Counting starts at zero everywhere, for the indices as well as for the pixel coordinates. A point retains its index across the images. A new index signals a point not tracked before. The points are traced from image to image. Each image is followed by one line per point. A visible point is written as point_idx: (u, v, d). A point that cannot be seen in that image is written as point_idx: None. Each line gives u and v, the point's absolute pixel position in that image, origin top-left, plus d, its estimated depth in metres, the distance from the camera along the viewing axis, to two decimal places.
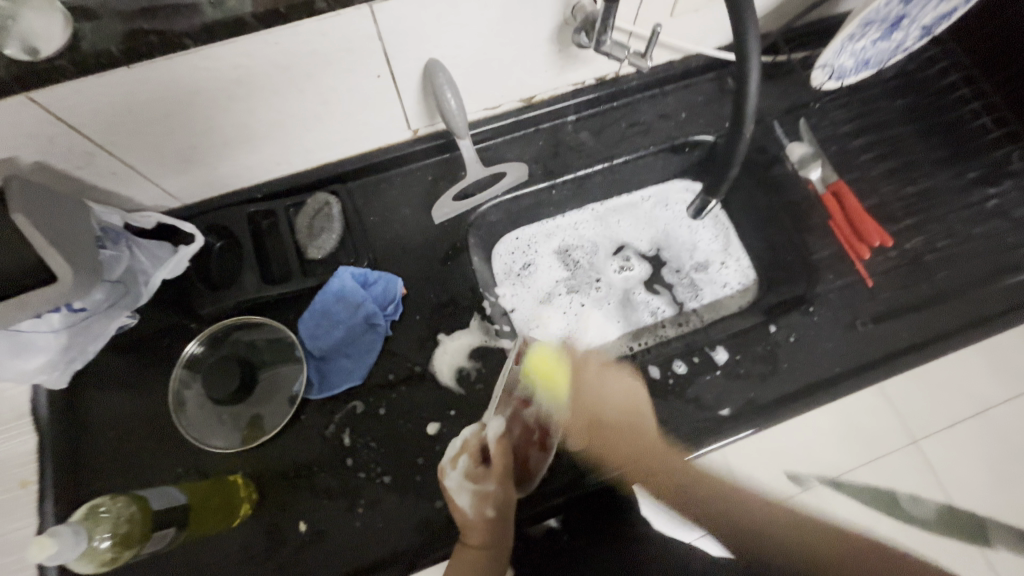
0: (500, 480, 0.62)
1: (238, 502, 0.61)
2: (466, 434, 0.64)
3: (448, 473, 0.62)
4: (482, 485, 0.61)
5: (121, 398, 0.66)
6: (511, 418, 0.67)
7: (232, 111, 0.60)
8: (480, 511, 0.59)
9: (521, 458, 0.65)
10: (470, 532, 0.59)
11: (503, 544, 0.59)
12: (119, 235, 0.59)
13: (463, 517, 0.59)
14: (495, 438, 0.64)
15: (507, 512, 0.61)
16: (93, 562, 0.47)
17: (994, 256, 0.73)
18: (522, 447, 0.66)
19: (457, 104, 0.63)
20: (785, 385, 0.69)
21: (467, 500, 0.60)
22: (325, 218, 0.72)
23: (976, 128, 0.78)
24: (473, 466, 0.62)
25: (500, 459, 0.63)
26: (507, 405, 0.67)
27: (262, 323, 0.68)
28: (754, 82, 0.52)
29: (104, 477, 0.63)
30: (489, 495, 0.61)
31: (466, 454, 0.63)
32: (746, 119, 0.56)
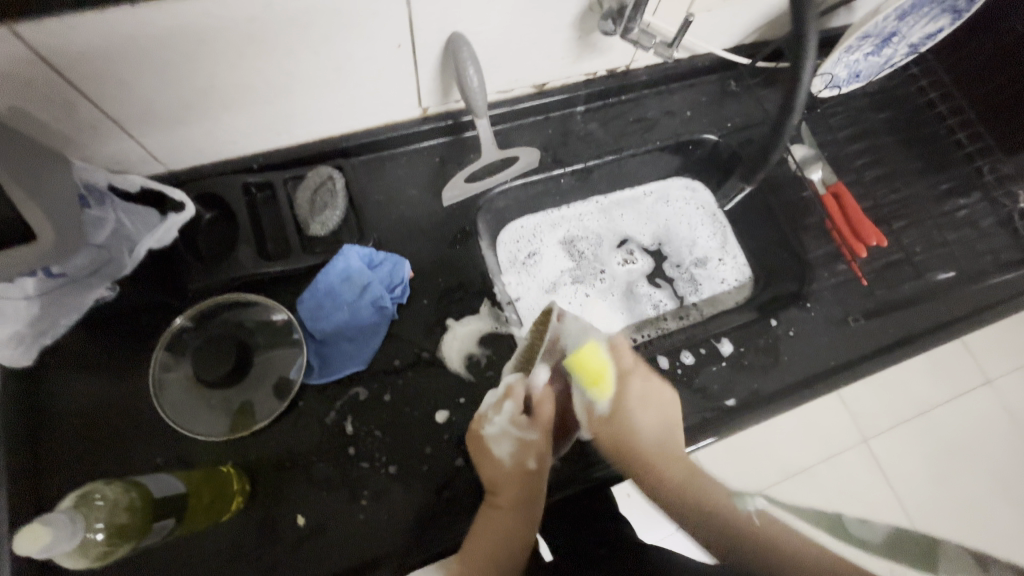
0: (544, 432, 0.58)
1: (230, 496, 0.56)
2: (510, 380, 0.61)
3: (490, 419, 0.58)
4: (525, 435, 0.57)
5: (92, 381, 0.59)
6: (555, 370, 0.62)
7: (239, 69, 0.55)
8: (520, 462, 0.55)
9: (560, 414, 0.62)
10: (504, 486, 0.54)
11: (535, 505, 0.54)
12: (104, 195, 0.54)
13: (500, 467, 0.55)
14: (541, 388, 0.60)
15: (546, 469, 0.56)
16: (84, 559, 0.41)
17: (968, 261, 0.78)
18: (564, 402, 0.62)
19: (478, 81, 0.61)
20: (785, 377, 0.71)
21: (506, 449, 0.56)
22: (328, 193, 0.67)
23: (951, 143, 0.84)
24: (516, 413, 0.58)
25: (547, 409, 0.58)
26: (553, 354, 0.62)
27: (257, 304, 0.63)
28: (810, 72, 0.56)
29: (72, 466, 0.56)
30: (531, 446, 0.57)
31: (510, 399, 0.59)
32: (798, 105, 0.59)
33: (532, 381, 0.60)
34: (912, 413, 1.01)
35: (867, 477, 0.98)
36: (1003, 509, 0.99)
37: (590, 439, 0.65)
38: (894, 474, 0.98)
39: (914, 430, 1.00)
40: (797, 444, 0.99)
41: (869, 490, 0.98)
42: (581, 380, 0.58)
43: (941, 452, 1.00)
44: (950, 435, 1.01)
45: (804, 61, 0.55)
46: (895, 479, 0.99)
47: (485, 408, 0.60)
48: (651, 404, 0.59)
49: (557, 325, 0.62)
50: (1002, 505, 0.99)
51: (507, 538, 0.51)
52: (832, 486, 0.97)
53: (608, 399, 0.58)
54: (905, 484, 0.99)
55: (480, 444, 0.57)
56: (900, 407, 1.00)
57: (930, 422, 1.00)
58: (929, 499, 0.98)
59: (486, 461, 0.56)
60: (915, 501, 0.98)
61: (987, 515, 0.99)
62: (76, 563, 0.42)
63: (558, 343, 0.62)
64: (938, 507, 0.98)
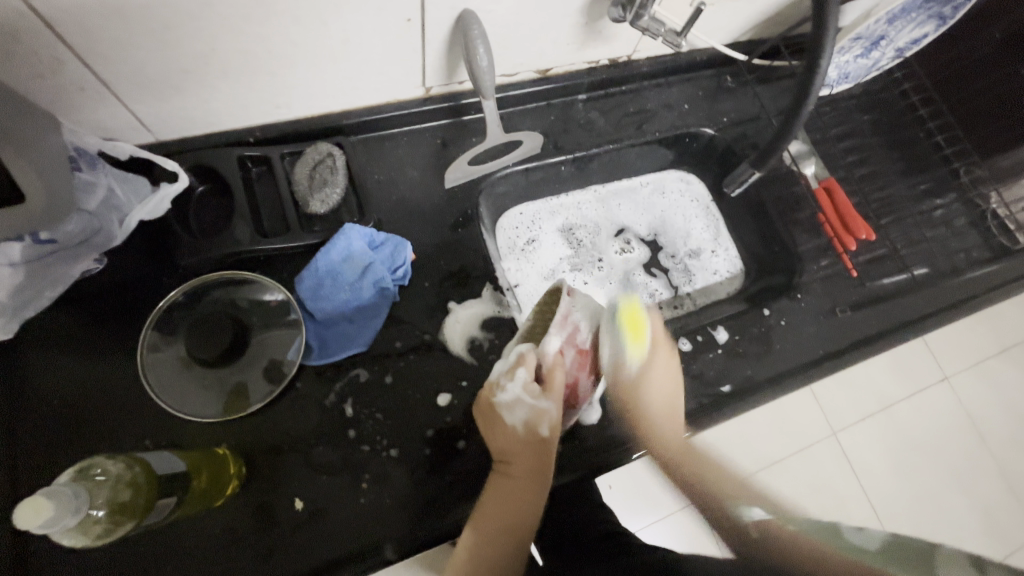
0: (558, 400, 0.56)
1: (226, 480, 0.53)
2: (523, 349, 0.59)
3: (502, 387, 0.57)
4: (538, 403, 0.56)
5: (74, 360, 0.56)
6: (567, 340, 0.61)
7: (241, 35, 0.53)
8: (532, 431, 0.55)
9: (572, 383, 0.61)
10: (516, 456, 0.54)
11: (547, 474, 0.55)
12: (94, 159, 0.51)
13: (512, 436, 0.55)
14: (552, 356, 0.59)
15: (558, 437, 0.56)
16: (84, 536, 0.39)
17: (945, 257, 0.82)
18: (575, 371, 0.61)
19: (487, 62, 0.59)
20: (777, 365, 0.73)
21: (519, 416, 0.55)
22: (326, 170, 0.65)
23: (930, 145, 0.87)
24: (530, 381, 0.56)
25: (558, 376, 0.57)
26: (564, 325, 0.62)
27: (252, 282, 0.60)
28: (827, 64, 0.58)
29: (54, 448, 0.53)
30: (545, 414, 0.56)
31: (523, 366, 0.57)
32: (810, 97, 0.61)
33: (544, 349, 0.59)
34: (877, 406, 1.06)
35: (837, 467, 1.02)
36: (956, 498, 1.05)
37: (592, 424, 0.65)
38: (860, 464, 1.03)
39: (878, 423, 1.05)
40: (771, 435, 1.03)
41: (840, 480, 1.02)
42: (622, 332, 0.62)
43: (903, 445, 1.05)
44: (911, 429, 1.06)
45: (823, 55, 0.58)
46: (862, 470, 1.03)
47: (497, 376, 0.58)
48: (667, 375, 0.63)
49: (567, 300, 0.63)
50: (955, 496, 1.05)
51: (518, 505, 0.52)
52: (803, 476, 1.01)
53: (641, 356, 0.62)
54: (872, 476, 1.03)
55: (492, 413, 0.56)
56: (865, 401, 1.06)
57: (893, 416, 1.06)
58: (894, 490, 1.03)
59: (497, 428, 0.56)
60: (877, 490, 1.02)
61: (943, 504, 1.04)
62: (75, 542, 0.40)
63: (570, 316, 0.62)
64: (899, 495, 1.03)
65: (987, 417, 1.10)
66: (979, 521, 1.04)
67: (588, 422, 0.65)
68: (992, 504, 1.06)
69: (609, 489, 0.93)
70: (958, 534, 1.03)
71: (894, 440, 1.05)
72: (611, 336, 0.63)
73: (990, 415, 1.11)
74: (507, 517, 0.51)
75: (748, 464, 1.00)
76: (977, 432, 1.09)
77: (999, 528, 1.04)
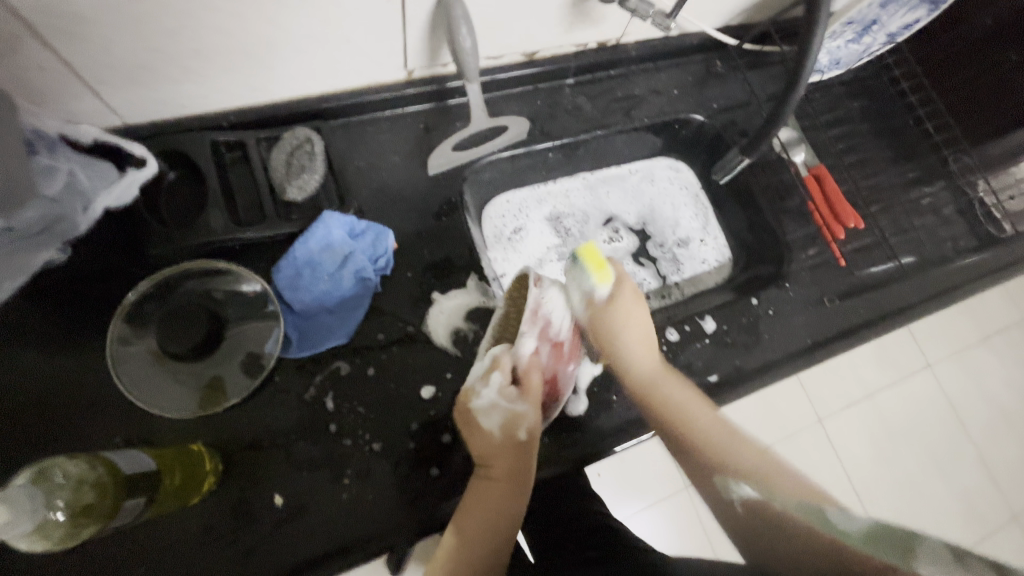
0: (533, 403, 0.56)
1: (203, 476, 0.52)
2: (497, 352, 0.58)
3: (478, 392, 0.56)
4: (514, 407, 0.55)
5: (41, 355, 0.54)
6: (540, 336, 0.60)
7: (214, 16, 0.50)
8: (510, 434, 0.54)
9: (551, 379, 0.61)
10: (497, 459, 0.53)
11: (526, 476, 0.54)
12: (54, 143, 0.49)
13: (490, 440, 0.54)
14: (527, 358, 0.58)
15: (537, 438, 0.56)
16: (44, 541, 0.37)
17: (932, 246, 0.82)
18: (552, 367, 0.61)
19: (471, 43, 0.57)
20: (765, 354, 0.73)
21: (496, 420, 0.55)
22: (305, 156, 0.62)
23: (919, 133, 0.87)
24: (505, 385, 0.56)
25: (535, 379, 0.57)
26: (536, 322, 0.60)
27: (226, 272, 0.58)
28: (818, 47, 0.57)
29: (22, 447, 0.51)
30: (521, 417, 0.55)
31: (497, 370, 0.57)
32: (802, 81, 0.60)
33: (518, 351, 0.58)
34: (860, 394, 1.07)
35: (820, 454, 1.03)
36: (934, 483, 1.06)
37: (580, 415, 0.65)
38: (844, 451, 1.04)
39: (861, 410, 1.06)
40: (755, 423, 1.03)
41: (824, 467, 1.03)
42: (585, 267, 0.61)
43: (884, 432, 1.06)
44: (893, 416, 1.07)
45: (813, 38, 0.56)
46: (846, 457, 1.04)
47: (472, 380, 0.57)
48: (636, 312, 0.62)
49: (536, 291, 0.61)
50: (934, 481, 1.06)
51: (496, 509, 0.51)
52: (787, 465, 1.02)
53: (608, 288, 0.62)
54: (855, 464, 1.04)
55: (469, 418, 0.55)
56: (848, 389, 1.07)
57: (875, 403, 1.07)
58: (876, 476, 1.04)
59: (475, 433, 0.55)
60: (858, 475, 1.03)
61: (922, 489, 1.05)
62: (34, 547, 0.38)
63: (540, 309, 0.61)
64: (881, 481, 1.04)
65: (966, 403, 1.12)
66: (956, 504, 1.06)
67: (576, 413, 0.64)
68: (969, 488, 1.07)
69: (599, 476, 0.92)
70: (936, 517, 1.04)
71: (878, 428, 1.06)
72: (575, 276, 0.63)
73: (968, 401, 1.12)
74: (485, 525, 0.50)
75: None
76: (957, 415, 1.11)
77: (974, 510, 1.06)
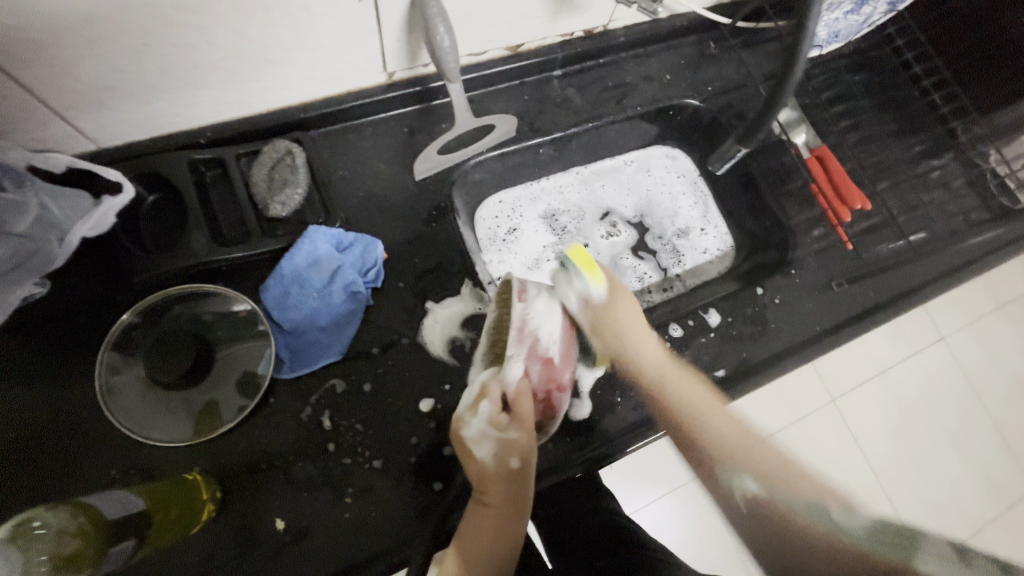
0: (526, 429, 0.53)
1: (200, 503, 0.51)
2: (484, 378, 0.56)
3: (467, 421, 0.54)
4: (506, 434, 0.52)
5: (30, 390, 0.53)
6: (529, 356, 0.56)
7: (179, 30, 0.48)
8: (503, 463, 0.52)
9: (544, 399, 0.57)
10: (489, 487, 0.51)
11: (525, 502, 0.52)
12: (21, 176, 0.47)
13: (482, 470, 0.52)
14: (515, 383, 0.55)
15: (533, 463, 0.53)
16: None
17: (943, 221, 0.79)
18: (545, 387, 0.57)
19: (449, 41, 0.55)
20: (773, 344, 0.70)
21: (487, 450, 0.52)
22: (287, 169, 0.61)
23: (925, 105, 0.83)
24: (494, 413, 0.53)
25: (525, 405, 0.54)
26: (524, 342, 0.56)
27: (215, 293, 0.57)
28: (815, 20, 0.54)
29: (18, 484, 0.50)
30: (514, 445, 0.52)
31: (485, 399, 0.54)
32: (799, 59, 0.56)
33: (505, 377, 0.55)
34: (875, 372, 1.04)
35: (836, 435, 1.01)
36: (951, 458, 1.04)
37: (582, 419, 0.63)
38: (859, 432, 1.01)
39: (876, 387, 1.04)
40: (767, 406, 1.01)
41: (840, 448, 1.00)
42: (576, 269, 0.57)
43: (899, 409, 1.04)
44: (909, 393, 1.05)
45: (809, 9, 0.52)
46: (861, 437, 1.01)
47: (461, 409, 0.55)
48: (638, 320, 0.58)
49: (521, 306, 0.57)
50: (951, 455, 1.04)
51: (498, 537, 0.49)
52: (802, 448, 0.99)
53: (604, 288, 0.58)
54: (872, 442, 1.02)
55: (461, 446, 0.53)
56: (863, 368, 1.04)
57: (890, 381, 1.04)
58: (893, 454, 1.02)
59: (468, 462, 0.53)
60: (876, 456, 1.01)
61: (938, 465, 1.03)
62: None
63: (526, 326, 0.56)
64: (898, 459, 1.02)
65: (984, 376, 1.09)
66: (975, 478, 1.04)
67: (578, 418, 0.63)
68: (986, 461, 1.05)
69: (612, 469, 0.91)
70: (953, 493, 1.03)
71: (894, 406, 1.04)
72: (565, 279, 0.58)
73: (985, 373, 1.09)
74: (485, 553, 0.48)
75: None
76: (975, 389, 1.08)
77: (995, 485, 1.04)
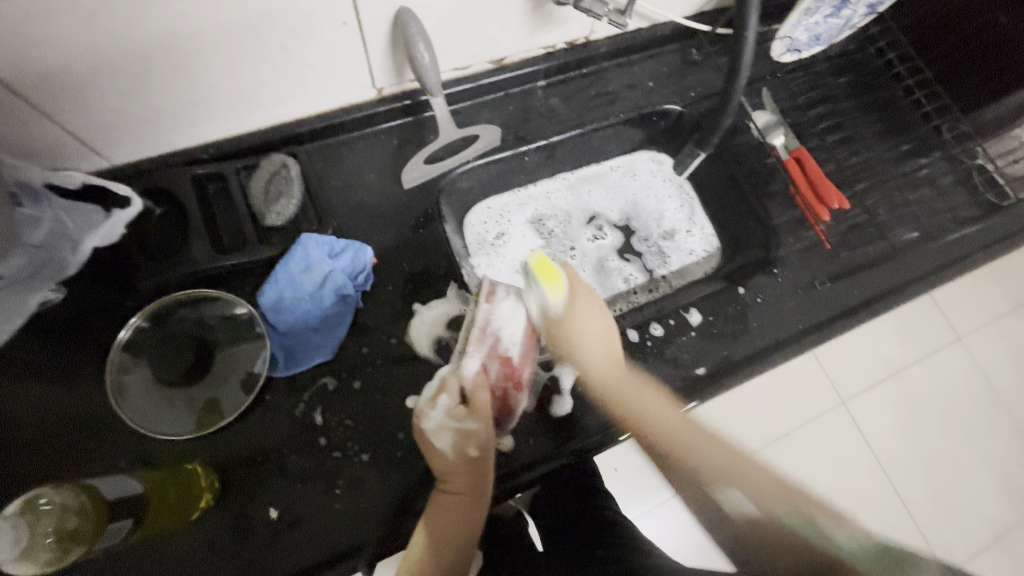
0: (483, 419, 0.57)
1: (198, 493, 0.55)
2: (443, 373, 0.60)
3: (427, 414, 0.57)
4: (464, 425, 0.56)
5: (48, 389, 0.58)
6: (488, 354, 0.61)
7: (177, 55, 0.52)
8: (462, 452, 0.55)
9: (501, 396, 0.61)
10: (450, 476, 0.54)
11: (485, 488, 0.55)
12: (38, 193, 0.52)
13: (443, 460, 0.55)
14: (472, 378, 0.59)
15: (491, 452, 0.56)
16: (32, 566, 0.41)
17: (929, 218, 0.79)
18: (501, 385, 0.61)
19: (429, 58, 0.59)
20: (755, 342, 0.72)
21: (445, 441, 0.56)
22: (282, 181, 0.66)
23: (909, 104, 0.84)
24: (453, 406, 0.57)
25: (483, 397, 0.57)
26: (483, 340, 0.61)
27: (217, 298, 0.61)
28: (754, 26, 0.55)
29: (35, 475, 0.55)
30: (472, 435, 0.56)
31: (445, 393, 0.58)
32: (743, 67, 0.59)
33: (463, 370, 0.59)
34: (885, 372, 1.03)
35: (844, 436, 1.00)
36: (966, 460, 1.02)
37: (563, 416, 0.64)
38: (870, 432, 1.00)
39: (886, 388, 1.03)
40: (775, 407, 1.00)
41: (850, 450, 1.00)
42: (537, 280, 0.61)
43: (912, 410, 1.02)
44: (920, 393, 1.03)
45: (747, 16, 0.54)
46: (872, 438, 1.00)
47: (420, 404, 0.59)
48: (591, 318, 0.62)
49: (487, 306, 0.62)
50: (968, 458, 1.02)
51: (461, 522, 0.53)
52: (810, 450, 0.99)
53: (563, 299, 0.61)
54: (881, 442, 1.00)
55: (421, 439, 0.57)
56: (871, 368, 1.03)
57: (902, 381, 1.03)
58: (905, 457, 1.01)
59: (428, 456, 0.56)
60: (887, 459, 1.00)
61: (951, 467, 1.01)
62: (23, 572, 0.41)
63: (489, 326, 0.61)
64: (910, 461, 1.00)
65: (1001, 376, 1.07)
66: (992, 481, 1.02)
67: (561, 414, 0.65)
68: (1002, 464, 1.03)
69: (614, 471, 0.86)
70: (967, 494, 1.01)
71: (905, 406, 1.03)
72: (531, 289, 0.62)
73: (1002, 372, 1.07)
74: (450, 537, 0.52)
75: (755, 440, 0.98)
76: (991, 390, 1.06)
77: (1014, 488, 1.02)
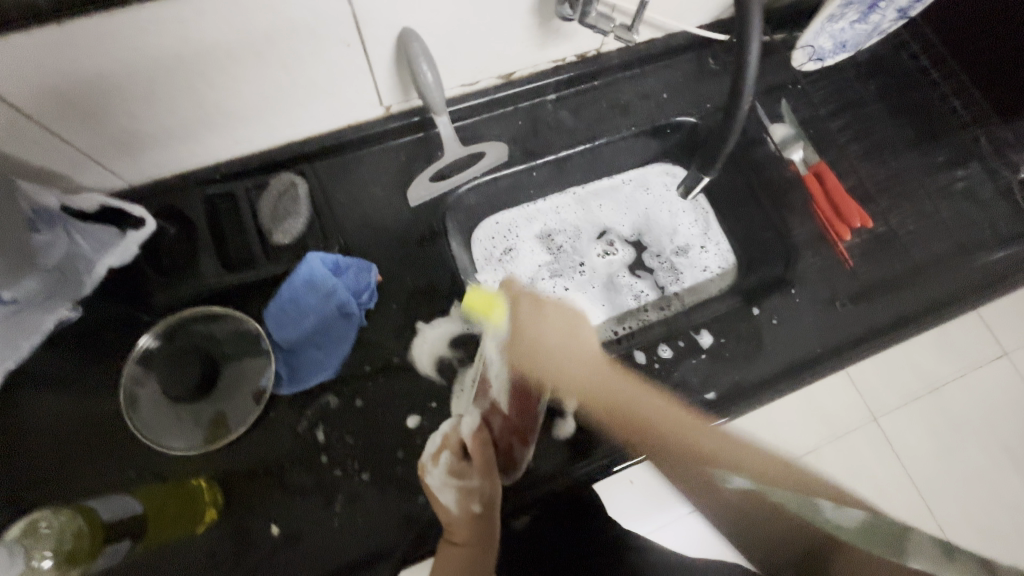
0: (485, 474, 0.57)
1: (203, 507, 0.57)
2: (445, 429, 0.61)
3: (430, 471, 0.58)
4: (466, 480, 0.56)
5: (67, 399, 0.60)
6: (488, 409, 0.62)
7: (186, 83, 0.54)
8: (465, 507, 0.55)
9: (505, 451, 0.61)
10: (456, 527, 0.54)
11: (492, 542, 0.54)
12: (54, 216, 0.54)
13: (448, 515, 0.54)
14: (474, 432, 0.59)
15: (494, 506, 0.55)
16: None
17: (964, 235, 0.74)
18: (507, 438, 0.61)
19: (433, 77, 0.58)
20: (768, 366, 0.69)
21: (449, 497, 0.56)
22: (290, 200, 0.67)
23: (946, 111, 0.79)
24: (453, 463, 0.58)
25: (483, 450, 0.58)
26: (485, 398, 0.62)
27: (227, 314, 0.62)
28: (757, 47, 0.53)
29: (52, 484, 0.58)
30: (475, 490, 0.56)
31: (446, 450, 0.59)
32: (746, 89, 0.57)
33: (463, 428, 0.60)
34: (922, 388, 0.97)
35: (875, 454, 0.95)
36: (1014, 483, 0.95)
37: (566, 439, 0.64)
38: (903, 451, 0.95)
39: (923, 405, 0.97)
40: (801, 424, 0.95)
41: (882, 471, 0.94)
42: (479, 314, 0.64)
43: (952, 428, 0.96)
44: (959, 409, 0.97)
45: (750, 35, 0.53)
46: (906, 458, 0.95)
47: (423, 459, 0.59)
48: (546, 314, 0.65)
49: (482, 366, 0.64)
50: (1016, 480, 0.95)
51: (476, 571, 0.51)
52: (838, 467, 0.94)
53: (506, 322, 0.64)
54: (915, 461, 0.95)
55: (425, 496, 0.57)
56: (907, 384, 0.97)
57: (942, 398, 0.97)
58: (943, 477, 0.95)
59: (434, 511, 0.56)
60: (922, 481, 0.94)
61: (997, 490, 0.95)
62: None
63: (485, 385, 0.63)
64: (947, 483, 0.95)
65: None
66: None
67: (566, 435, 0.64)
68: None
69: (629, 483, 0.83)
70: (1015, 520, 0.94)
71: (943, 423, 0.97)
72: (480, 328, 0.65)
73: None
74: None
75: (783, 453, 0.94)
76: None
77: None
